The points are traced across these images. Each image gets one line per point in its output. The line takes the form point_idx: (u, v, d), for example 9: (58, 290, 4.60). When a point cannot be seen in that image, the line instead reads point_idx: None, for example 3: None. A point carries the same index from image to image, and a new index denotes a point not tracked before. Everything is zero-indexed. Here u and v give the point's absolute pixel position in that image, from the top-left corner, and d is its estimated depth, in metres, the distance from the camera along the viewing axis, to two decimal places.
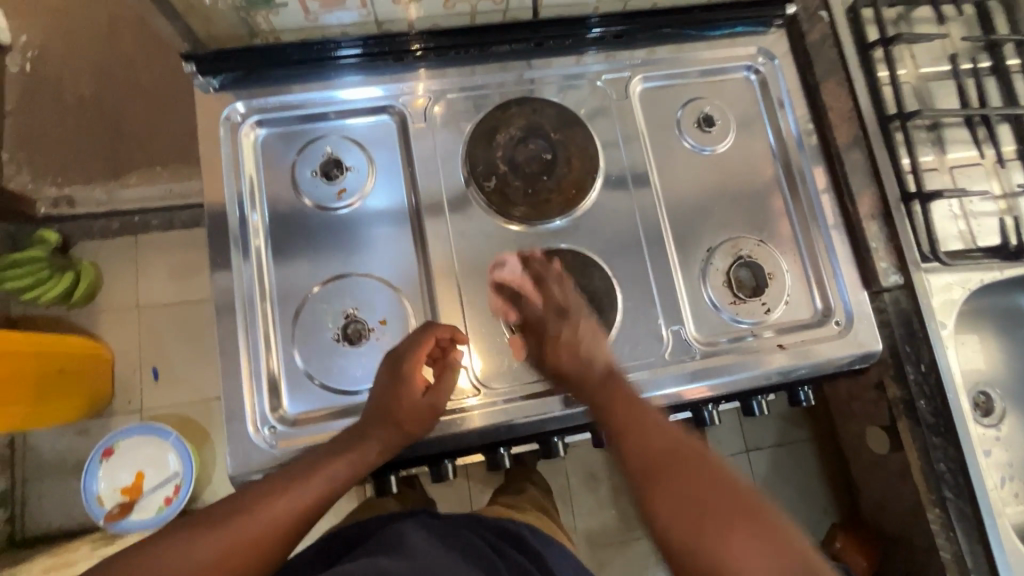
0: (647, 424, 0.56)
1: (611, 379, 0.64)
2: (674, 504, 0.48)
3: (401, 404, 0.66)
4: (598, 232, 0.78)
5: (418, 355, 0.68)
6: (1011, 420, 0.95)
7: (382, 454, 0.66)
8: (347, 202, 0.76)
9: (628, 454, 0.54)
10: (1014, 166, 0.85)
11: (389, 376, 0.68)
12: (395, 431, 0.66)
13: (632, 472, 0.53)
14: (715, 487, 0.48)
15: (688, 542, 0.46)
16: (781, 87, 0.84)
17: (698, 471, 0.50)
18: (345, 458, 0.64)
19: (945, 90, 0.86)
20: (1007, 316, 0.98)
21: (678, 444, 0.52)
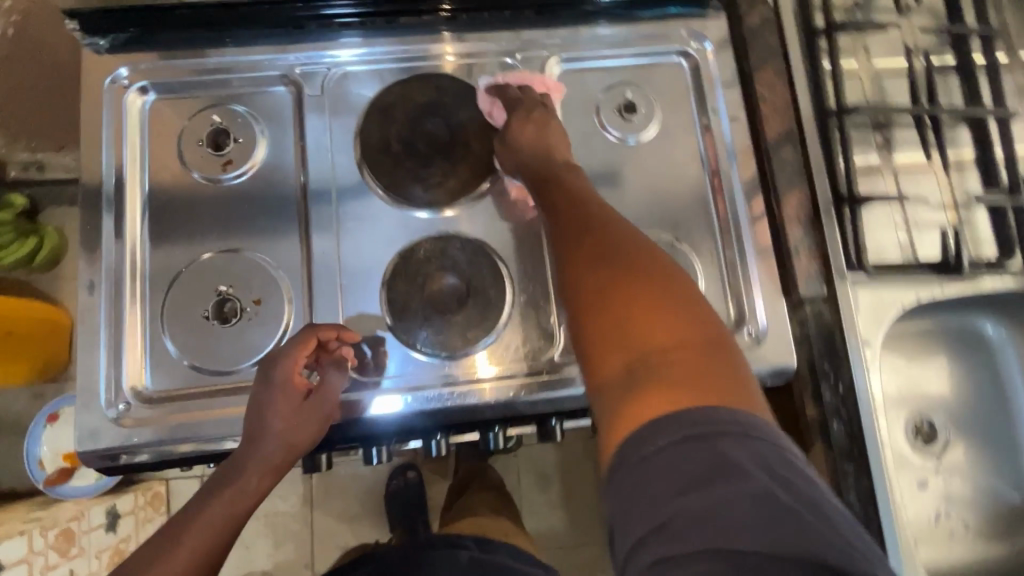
0: (584, 219, 0.52)
1: (564, 168, 0.62)
2: (599, 282, 0.46)
3: (279, 415, 0.63)
4: (495, 219, 0.72)
5: (291, 363, 0.64)
6: (956, 452, 0.86)
7: (267, 476, 0.64)
8: (234, 173, 0.72)
9: (563, 220, 0.54)
10: (971, 174, 0.77)
11: (263, 385, 0.64)
12: (274, 448, 0.63)
13: (565, 228, 0.53)
14: (638, 271, 0.46)
15: (599, 297, 0.46)
16: (715, 74, 0.77)
17: (635, 259, 0.47)
18: (226, 494, 0.62)
19: (899, 87, 0.79)
20: (967, 339, 0.88)
21: (612, 240, 0.49)
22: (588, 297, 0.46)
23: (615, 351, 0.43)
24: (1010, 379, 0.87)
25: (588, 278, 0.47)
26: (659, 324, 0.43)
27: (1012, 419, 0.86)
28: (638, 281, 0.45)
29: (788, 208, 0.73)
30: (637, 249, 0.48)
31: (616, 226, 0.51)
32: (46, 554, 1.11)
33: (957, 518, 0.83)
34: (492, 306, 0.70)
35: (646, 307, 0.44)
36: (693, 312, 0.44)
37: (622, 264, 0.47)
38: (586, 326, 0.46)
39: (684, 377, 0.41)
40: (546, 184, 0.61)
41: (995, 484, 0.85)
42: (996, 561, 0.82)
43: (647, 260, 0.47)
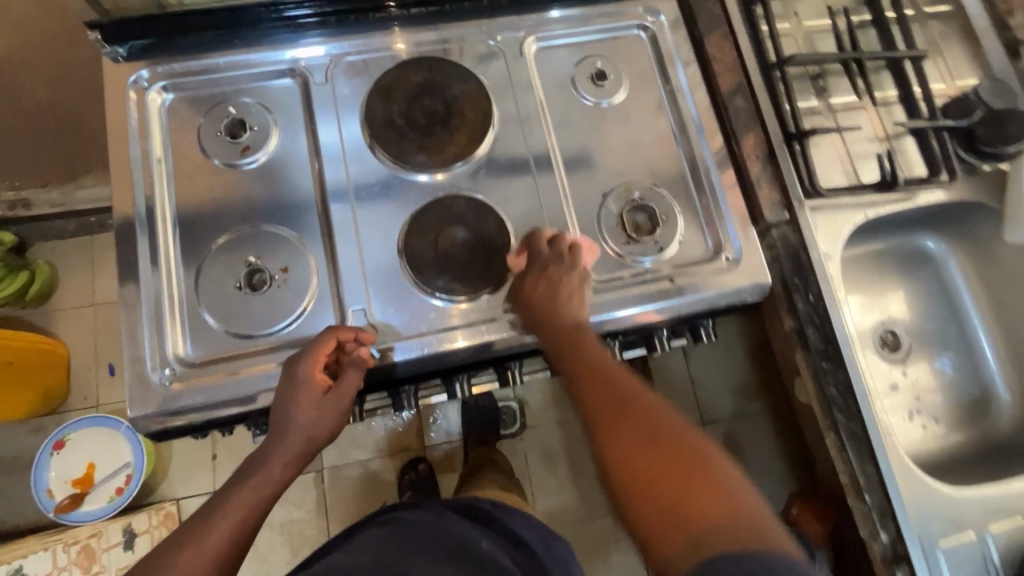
0: (619, 402, 0.58)
1: (581, 332, 0.68)
2: (648, 458, 0.52)
3: (301, 409, 0.69)
4: (494, 178, 0.80)
5: (313, 360, 0.69)
6: (920, 357, 0.97)
7: (289, 466, 0.70)
8: (252, 157, 0.79)
9: (597, 404, 0.59)
10: (896, 109, 0.90)
11: (286, 382, 0.69)
12: (296, 440, 0.69)
13: (602, 418, 0.57)
14: (680, 450, 0.52)
15: (649, 474, 0.51)
16: (671, 42, 0.88)
17: (668, 435, 0.54)
18: (252, 483, 0.68)
19: (827, 41, 0.92)
20: (916, 258, 0.99)
21: (648, 418, 0.55)
22: (631, 475, 0.52)
23: (668, 522, 0.48)
24: (959, 289, 0.98)
25: (630, 455, 0.53)
26: (704, 490, 0.49)
27: (966, 323, 0.97)
28: (685, 457, 0.51)
29: (747, 148, 0.84)
30: (678, 434, 0.54)
31: (645, 401, 0.58)
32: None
33: (927, 413, 0.93)
34: (499, 252, 0.77)
35: (688, 482, 0.50)
36: (733, 488, 0.49)
37: (663, 440, 0.53)
38: (635, 508, 0.51)
39: (730, 526, 0.46)
40: (567, 348, 0.66)
41: (959, 381, 0.96)
42: (967, 446, 0.92)
43: (690, 445, 0.53)
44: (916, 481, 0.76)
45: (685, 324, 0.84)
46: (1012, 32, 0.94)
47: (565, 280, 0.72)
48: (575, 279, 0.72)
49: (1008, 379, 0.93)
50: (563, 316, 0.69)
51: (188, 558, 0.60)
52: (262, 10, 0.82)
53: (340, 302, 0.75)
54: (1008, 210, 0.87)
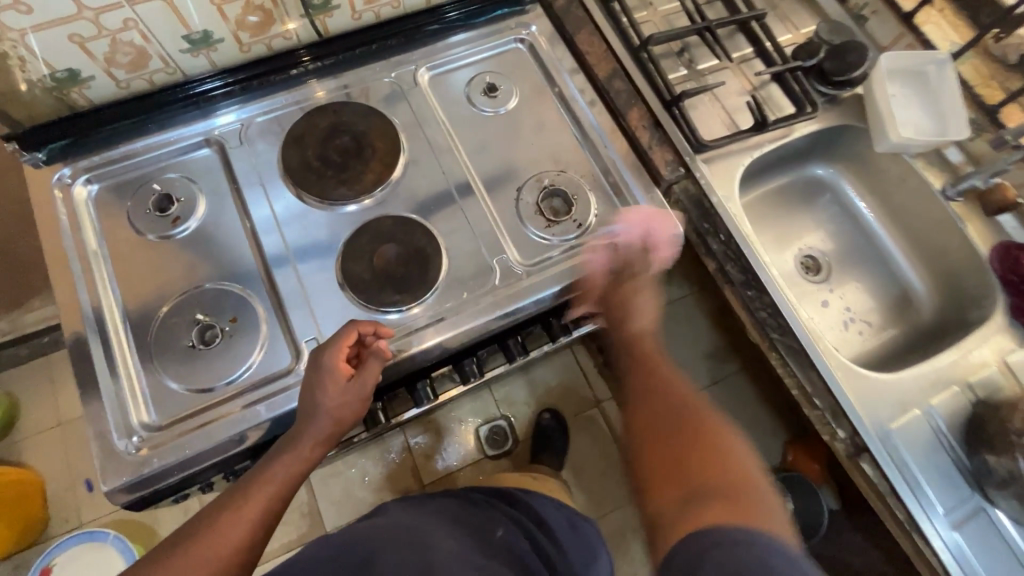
0: (652, 378, 0.74)
1: (637, 339, 0.79)
2: (668, 443, 0.66)
3: (328, 395, 0.71)
4: (414, 195, 0.87)
5: (337, 351, 0.73)
6: (838, 273, 1.07)
7: (317, 446, 0.71)
8: (183, 225, 0.84)
9: (636, 373, 0.76)
10: (755, 63, 1.02)
11: (313, 370, 0.73)
12: (323, 423, 0.71)
13: (636, 381, 0.75)
14: (696, 416, 0.68)
15: (664, 438, 0.66)
16: (546, 46, 0.98)
17: (688, 417, 0.68)
18: (282, 462, 0.70)
19: (681, 20, 1.04)
20: (813, 187, 1.09)
21: (666, 401, 0.70)
22: (656, 444, 0.66)
23: (676, 475, 0.63)
24: (858, 205, 1.08)
25: (659, 431, 0.67)
26: (716, 465, 0.62)
27: (870, 232, 1.07)
28: (707, 446, 0.64)
29: (633, 121, 0.93)
30: (705, 423, 0.67)
31: (677, 384, 0.73)
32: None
33: (860, 319, 1.03)
34: (432, 258, 0.82)
35: (696, 457, 0.64)
36: (726, 457, 0.64)
37: (683, 415, 0.68)
38: (658, 443, 0.66)
39: (734, 505, 0.57)
40: (633, 356, 0.78)
41: (877, 285, 1.05)
42: (901, 339, 1.01)
43: (714, 434, 0.66)
44: (852, 373, 0.83)
45: None
46: None
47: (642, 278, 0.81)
48: (643, 285, 0.81)
49: (918, 270, 1.03)
50: (638, 334, 0.79)
51: (225, 531, 0.66)
52: (196, 88, 0.91)
53: (293, 337, 0.79)
54: (871, 123, 0.97)
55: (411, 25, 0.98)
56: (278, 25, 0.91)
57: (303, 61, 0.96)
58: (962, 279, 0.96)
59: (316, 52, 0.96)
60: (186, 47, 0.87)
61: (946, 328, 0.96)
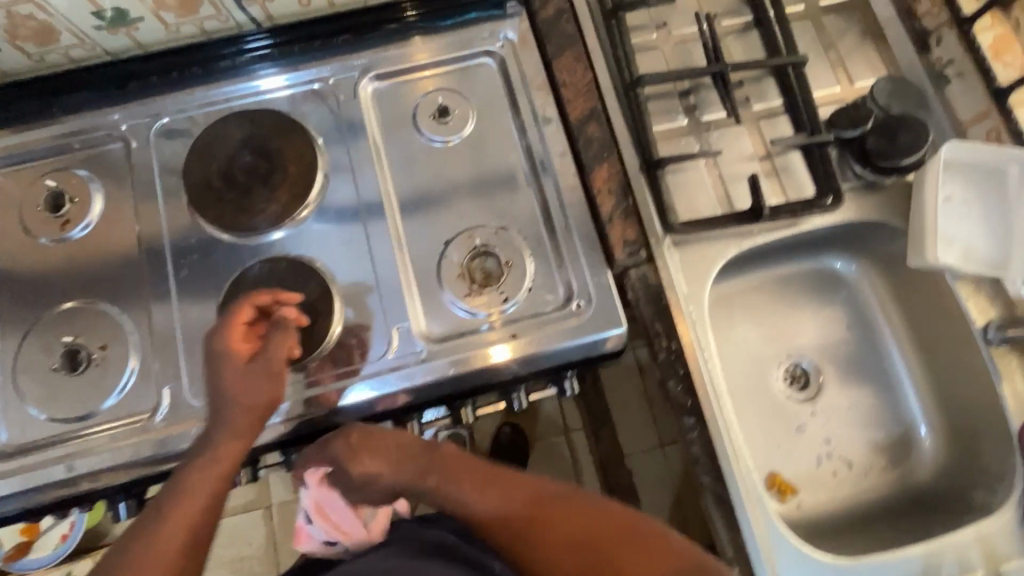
0: (520, 493, 0.62)
1: (431, 455, 0.65)
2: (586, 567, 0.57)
3: (229, 380, 0.65)
4: (323, 235, 0.76)
5: (228, 328, 0.66)
6: (832, 395, 0.86)
7: (236, 442, 0.64)
8: (73, 230, 0.77)
9: (491, 503, 0.61)
10: (782, 121, 0.80)
11: (209, 361, 0.67)
12: (232, 412, 0.64)
13: (503, 509, 0.61)
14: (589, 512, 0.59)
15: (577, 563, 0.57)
16: (519, 67, 0.81)
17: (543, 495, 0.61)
18: (200, 465, 0.62)
19: (698, 52, 0.84)
20: (826, 281, 0.89)
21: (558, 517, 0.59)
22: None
23: None
24: (875, 315, 0.88)
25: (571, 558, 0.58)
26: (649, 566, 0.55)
27: (881, 352, 0.87)
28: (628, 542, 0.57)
29: (599, 181, 0.76)
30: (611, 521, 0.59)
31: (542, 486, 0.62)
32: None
33: (840, 458, 0.84)
34: (322, 317, 0.72)
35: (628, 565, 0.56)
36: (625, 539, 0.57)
37: (535, 500, 0.61)
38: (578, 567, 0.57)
39: None
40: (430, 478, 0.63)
41: (876, 420, 0.86)
42: (885, 493, 0.83)
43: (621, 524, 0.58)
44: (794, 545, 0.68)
45: (548, 377, 0.76)
46: (920, 22, 0.83)
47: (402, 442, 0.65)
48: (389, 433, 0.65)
49: (928, 413, 0.84)
50: (401, 446, 0.65)
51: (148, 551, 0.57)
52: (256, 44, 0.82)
53: (159, 379, 0.72)
54: (909, 229, 0.76)
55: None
56: (209, 6, 0.77)
57: (407, 15, 0.83)
58: (982, 443, 0.78)
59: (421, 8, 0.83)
60: (100, 24, 0.76)
61: (937, 500, 0.81)
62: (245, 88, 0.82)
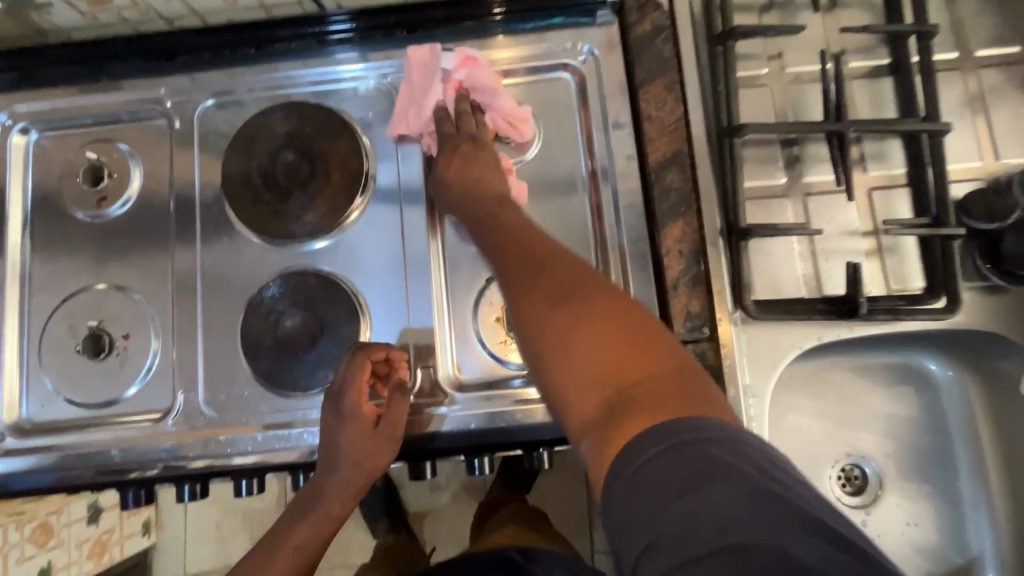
0: (536, 251, 0.52)
1: (500, 212, 0.60)
2: (581, 330, 0.43)
3: (349, 443, 0.63)
4: (357, 252, 0.70)
5: (356, 390, 0.63)
6: (890, 506, 0.77)
7: (348, 501, 0.67)
8: (107, 208, 0.74)
9: (512, 260, 0.53)
10: (900, 195, 0.68)
11: (333, 416, 0.64)
12: (352, 473, 0.64)
13: (514, 270, 0.51)
14: (591, 283, 0.46)
15: (563, 325, 0.44)
16: (599, 90, 0.71)
17: (629, 327, 0.43)
18: (315, 511, 0.66)
19: (814, 97, 0.71)
20: (909, 376, 0.78)
21: (563, 267, 0.48)
22: (562, 320, 0.45)
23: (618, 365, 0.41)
24: (956, 424, 0.77)
25: (550, 322, 0.45)
26: (637, 351, 0.41)
27: (956, 466, 0.77)
28: (624, 316, 0.43)
29: (671, 239, 0.66)
30: (603, 293, 0.45)
31: (558, 256, 0.50)
32: (80, 563, 1.23)
33: None
34: (342, 342, 0.68)
35: (616, 343, 0.42)
36: (707, 424, 0.36)
37: (608, 326, 0.43)
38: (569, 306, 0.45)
39: (659, 399, 0.38)
40: (489, 243, 0.58)
41: (935, 546, 0.76)
42: None
43: (612, 295, 0.45)
44: None
45: None
46: None
47: (499, 197, 0.63)
48: (480, 155, 0.67)
49: (1000, 546, 0.74)
50: (489, 212, 0.61)
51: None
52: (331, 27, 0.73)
53: (175, 379, 0.70)
54: None
55: (594, 5, 0.71)
56: None
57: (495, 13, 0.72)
58: None
59: (512, 7, 0.72)
60: None
61: None
62: (297, 73, 0.75)
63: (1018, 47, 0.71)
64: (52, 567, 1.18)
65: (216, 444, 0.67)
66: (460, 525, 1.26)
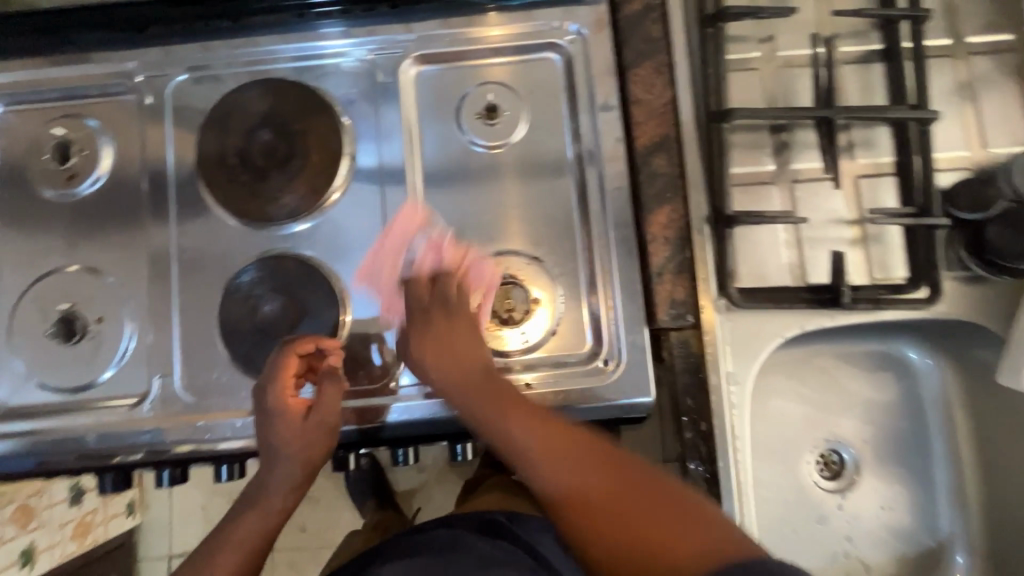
0: (530, 412, 0.55)
1: (479, 343, 0.62)
2: (594, 484, 0.49)
3: (282, 436, 0.62)
4: (337, 236, 0.69)
5: (280, 383, 0.62)
6: (866, 490, 0.78)
7: (288, 495, 0.65)
8: (77, 187, 0.71)
9: (515, 415, 0.55)
10: (887, 183, 0.68)
11: (259, 416, 0.63)
12: (290, 465, 0.63)
13: (518, 417, 0.55)
14: (586, 446, 0.52)
15: (579, 491, 0.49)
16: (587, 70, 0.68)
17: (631, 481, 0.48)
18: (257, 506, 0.64)
19: (805, 82, 0.70)
20: (888, 364, 0.79)
21: (559, 432, 0.53)
22: (577, 495, 0.49)
23: (637, 531, 0.45)
24: (933, 411, 0.79)
25: (570, 477, 0.49)
26: (651, 497, 0.47)
27: (931, 451, 0.78)
28: (628, 473, 0.49)
29: (656, 225, 0.65)
30: (606, 460, 0.50)
31: (550, 416, 0.55)
32: (63, 545, 1.21)
33: (858, 558, 0.77)
34: (321, 327, 0.66)
35: (631, 499, 0.47)
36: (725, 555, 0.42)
37: (619, 481, 0.48)
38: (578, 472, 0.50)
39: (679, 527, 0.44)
40: (474, 394, 0.58)
41: (908, 528, 0.78)
42: None
43: (613, 454, 0.51)
44: None
45: None
46: None
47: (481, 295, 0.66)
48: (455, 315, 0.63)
49: (969, 527, 0.77)
50: (469, 358, 0.60)
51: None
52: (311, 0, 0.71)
53: (150, 363, 0.68)
54: (1009, 340, 0.65)
55: None
56: None
57: None
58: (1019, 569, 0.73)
59: None
60: None
61: None
62: (273, 48, 0.72)
63: (1010, 35, 0.70)
64: (34, 549, 1.16)
65: (192, 429, 0.66)
66: (446, 505, 1.27)
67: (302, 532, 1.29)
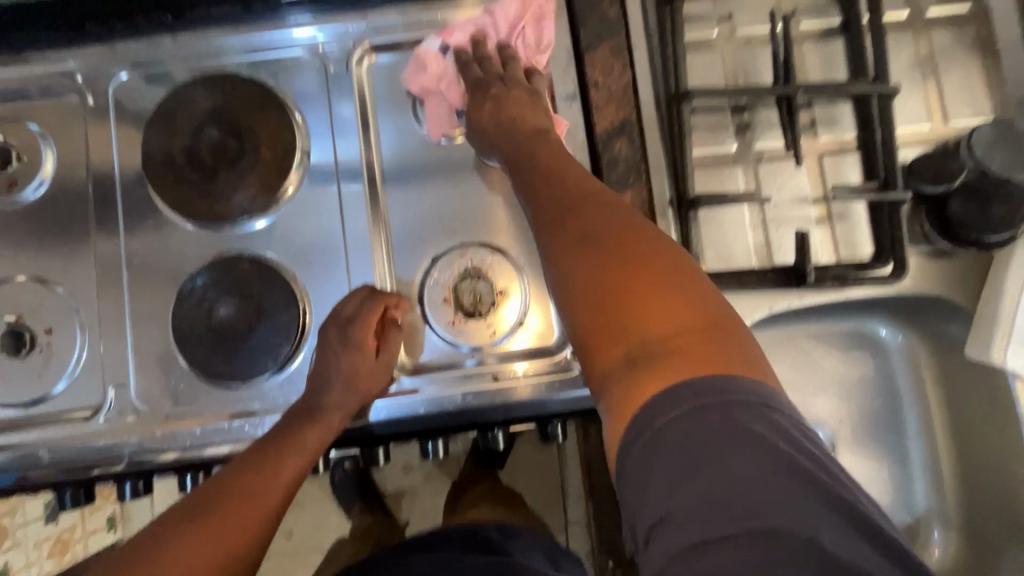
0: (571, 195, 0.49)
1: (539, 142, 0.58)
2: (608, 272, 0.43)
3: (352, 376, 0.61)
4: (295, 234, 0.67)
5: (362, 328, 0.61)
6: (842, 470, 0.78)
7: (347, 416, 0.61)
8: (18, 193, 0.68)
9: (548, 197, 0.51)
10: (850, 159, 0.67)
11: (337, 343, 0.61)
12: (353, 398, 0.61)
13: (548, 206, 0.50)
14: (631, 236, 0.45)
15: (592, 268, 0.44)
16: (543, 56, 0.67)
17: (659, 283, 0.42)
18: (311, 432, 0.60)
19: (765, 59, 0.69)
20: (860, 342, 0.79)
21: (603, 215, 0.47)
22: (594, 269, 0.44)
23: (629, 325, 0.41)
24: (906, 387, 0.79)
25: (581, 258, 0.45)
26: (664, 303, 0.41)
27: (906, 428, 0.78)
28: (654, 269, 0.42)
29: None
30: (649, 249, 0.44)
31: (602, 199, 0.48)
32: (40, 564, 1.18)
33: None
34: (280, 329, 0.64)
35: (641, 293, 0.41)
36: (739, 395, 0.37)
37: (644, 276, 0.42)
38: (602, 257, 0.44)
39: (686, 358, 0.38)
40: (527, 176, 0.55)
41: (885, 506, 0.78)
42: None
43: (657, 249, 0.44)
44: None
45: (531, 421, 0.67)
46: None
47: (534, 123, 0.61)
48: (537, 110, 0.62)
49: (946, 503, 0.77)
50: (563, 171, 0.53)
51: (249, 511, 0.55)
52: None
53: (104, 373, 0.66)
54: (977, 312, 0.65)
55: None
56: None
57: None
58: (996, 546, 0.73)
59: None
60: None
61: None
62: (219, 41, 0.69)
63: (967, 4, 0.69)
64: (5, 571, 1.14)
65: (153, 440, 0.64)
66: (433, 504, 1.25)
67: (287, 538, 1.27)
